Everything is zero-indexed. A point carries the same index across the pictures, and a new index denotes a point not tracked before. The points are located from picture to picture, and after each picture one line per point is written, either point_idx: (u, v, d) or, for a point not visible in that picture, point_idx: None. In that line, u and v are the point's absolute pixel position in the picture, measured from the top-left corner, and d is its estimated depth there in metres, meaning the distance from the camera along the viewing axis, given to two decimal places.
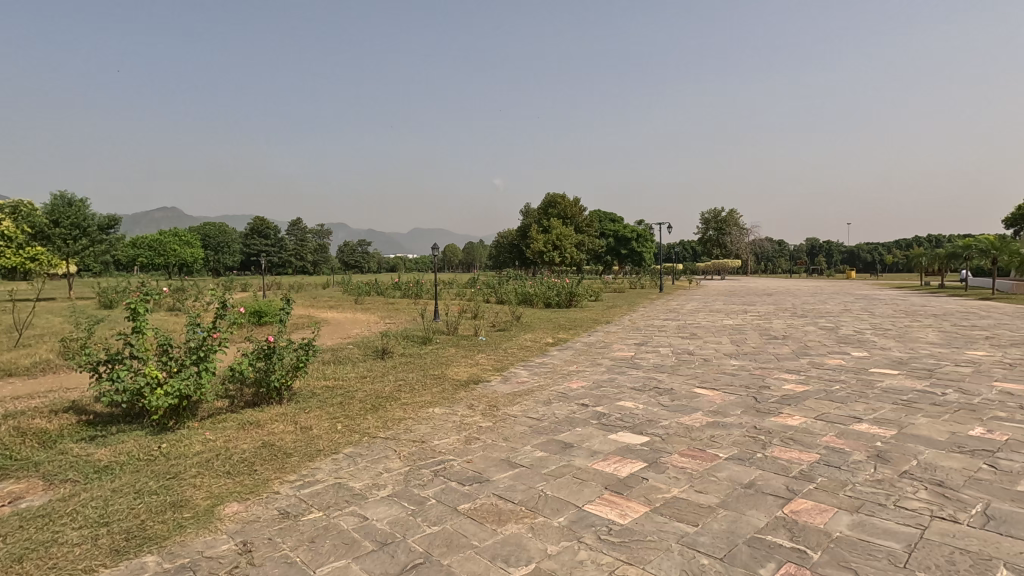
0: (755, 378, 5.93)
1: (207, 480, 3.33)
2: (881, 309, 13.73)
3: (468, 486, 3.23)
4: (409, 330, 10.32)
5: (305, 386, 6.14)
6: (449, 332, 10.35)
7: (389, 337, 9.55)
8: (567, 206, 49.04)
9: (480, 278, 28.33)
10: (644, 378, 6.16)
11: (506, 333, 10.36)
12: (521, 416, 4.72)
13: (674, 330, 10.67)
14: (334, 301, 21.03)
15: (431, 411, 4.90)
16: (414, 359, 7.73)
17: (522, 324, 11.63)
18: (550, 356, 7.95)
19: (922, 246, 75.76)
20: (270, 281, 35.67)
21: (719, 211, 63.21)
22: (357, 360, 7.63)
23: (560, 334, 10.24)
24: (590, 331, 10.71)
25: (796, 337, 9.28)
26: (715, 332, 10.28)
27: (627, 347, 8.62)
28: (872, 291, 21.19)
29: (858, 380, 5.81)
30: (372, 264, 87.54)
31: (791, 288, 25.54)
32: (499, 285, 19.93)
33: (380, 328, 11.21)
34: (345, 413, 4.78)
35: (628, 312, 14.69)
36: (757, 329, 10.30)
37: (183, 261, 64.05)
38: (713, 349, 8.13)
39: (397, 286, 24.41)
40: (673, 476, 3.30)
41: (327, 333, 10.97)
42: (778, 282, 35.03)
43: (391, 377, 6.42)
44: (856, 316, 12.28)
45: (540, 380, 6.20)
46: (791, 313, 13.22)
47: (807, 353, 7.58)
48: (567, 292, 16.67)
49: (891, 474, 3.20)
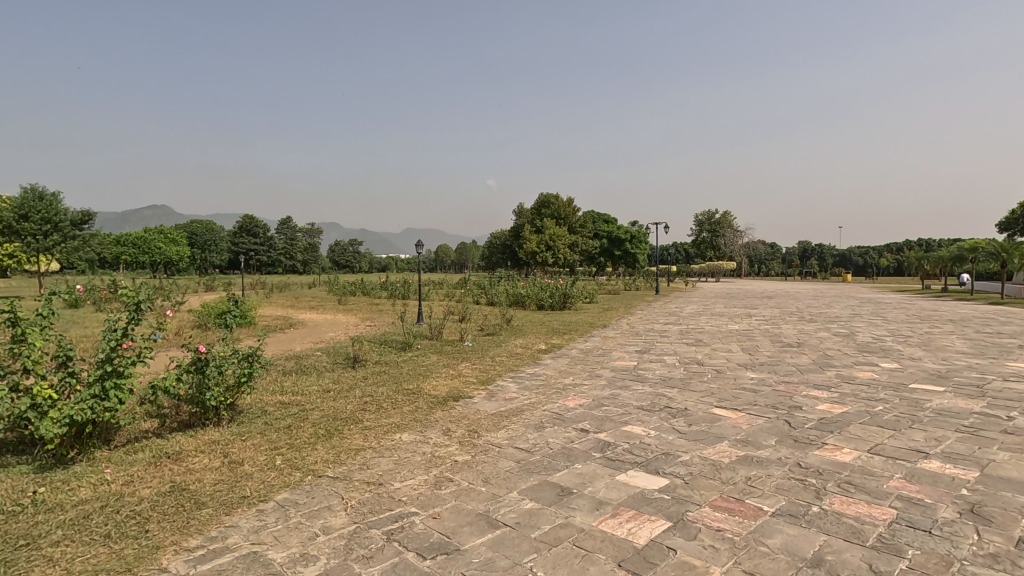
0: (782, 396, 5.09)
1: (70, 551, 2.41)
2: (893, 314, 12.94)
3: (429, 560, 2.35)
4: (390, 334, 9.44)
5: (256, 403, 5.19)
6: (432, 336, 9.48)
7: (365, 341, 8.65)
8: (561, 206, 48.25)
9: (470, 278, 27.46)
10: (652, 394, 5.30)
11: (495, 338, 9.50)
12: (507, 446, 3.85)
13: (677, 336, 9.85)
14: (316, 301, 20.10)
15: (397, 440, 4.00)
16: (390, 368, 6.84)
17: (513, 328, 10.78)
18: (543, 366, 7.08)
19: (915, 250, 75.61)
20: (255, 279, 34.63)
21: (713, 212, 62.64)
22: (323, 370, 6.72)
23: (553, 339, 9.39)
24: (586, 336, 9.87)
25: (813, 344, 8.46)
26: (722, 337, 9.47)
27: (628, 355, 7.78)
28: (876, 294, 20.51)
29: (902, 399, 4.98)
30: (363, 264, 86.37)
31: (790, 290, 24.75)
32: (489, 286, 19.06)
33: (358, 331, 10.33)
34: (289, 443, 3.85)
35: (625, 315, 13.88)
36: (767, 336, 9.48)
37: (169, 260, 62.72)
38: (724, 358, 7.30)
39: (384, 285, 23.50)
40: (708, 544, 2.44)
41: (300, 337, 10.09)
42: (774, 284, 34.36)
43: (357, 393, 5.52)
44: (869, 322, 11.50)
45: (532, 396, 5.34)
46: (799, 318, 12.43)
47: (831, 364, 6.76)
48: (561, 294, 15.85)
49: (1005, 545, 2.36)
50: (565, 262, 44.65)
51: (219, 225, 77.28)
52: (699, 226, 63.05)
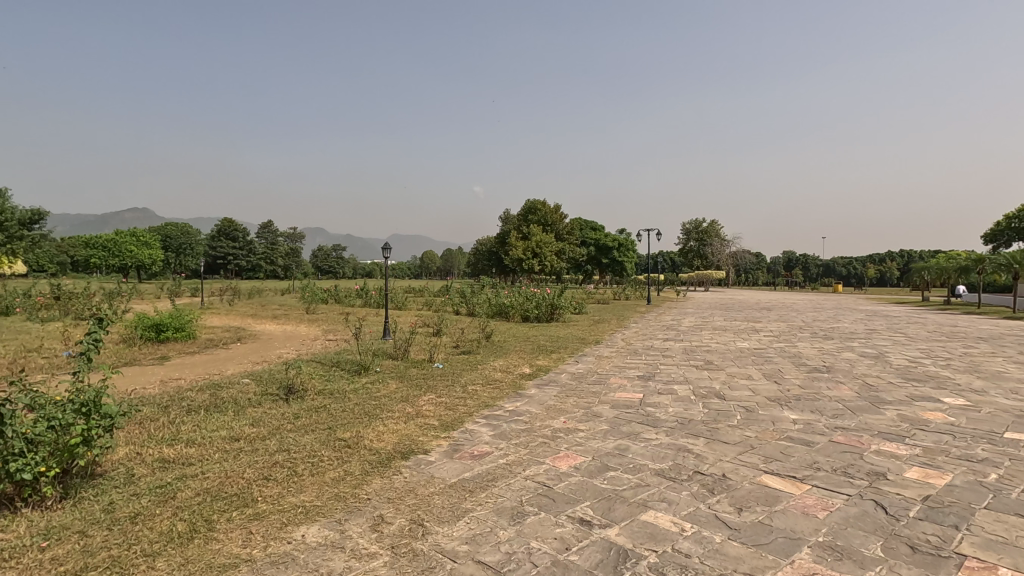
0: (852, 455, 3.73)
1: None
2: (913, 331, 11.76)
3: None
4: (346, 353, 7.97)
5: (124, 465, 3.68)
6: (395, 357, 8.02)
7: (312, 365, 7.17)
8: (548, 213, 47.05)
9: (452, 287, 25.99)
10: (672, 449, 3.93)
11: (470, 358, 8.07)
12: (464, 559, 2.44)
13: (682, 356, 8.49)
14: (283, 309, 18.53)
15: (296, 546, 2.56)
16: (331, 404, 5.38)
17: (493, 345, 9.38)
18: (527, 398, 5.68)
19: (900, 261, 75.68)
20: (225, 285, 32.73)
21: (701, 221, 61.88)
22: (244, 406, 5.23)
23: (539, 361, 8.03)
24: (578, 357, 8.48)
25: (846, 371, 7.13)
26: (735, 359, 8.13)
27: (630, 383, 6.40)
28: (880, 307, 19.46)
29: (1012, 459, 3.66)
30: (346, 270, 84.41)
31: (789, 301, 23.52)
32: (470, 294, 17.64)
33: (311, 349, 8.84)
34: (111, 556, 2.38)
35: (618, 329, 12.55)
36: (788, 358, 8.17)
37: (142, 263, 60.32)
38: (747, 389, 5.95)
39: (358, 293, 21.96)
40: None
41: (242, 354, 8.59)
42: (767, 295, 33.29)
43: (274, 445, 4.04)
44: (893, 340, 10.26)
45: (509, 452, 3.95)
46: (813, 335, 11.17)
47: (884, 400, 5.43)
48: (548, 304, 14.52)
49: None
50: (552, 270, 43.39)
51: (195, 228, 74.89)
52: (686, 234, 62.20)
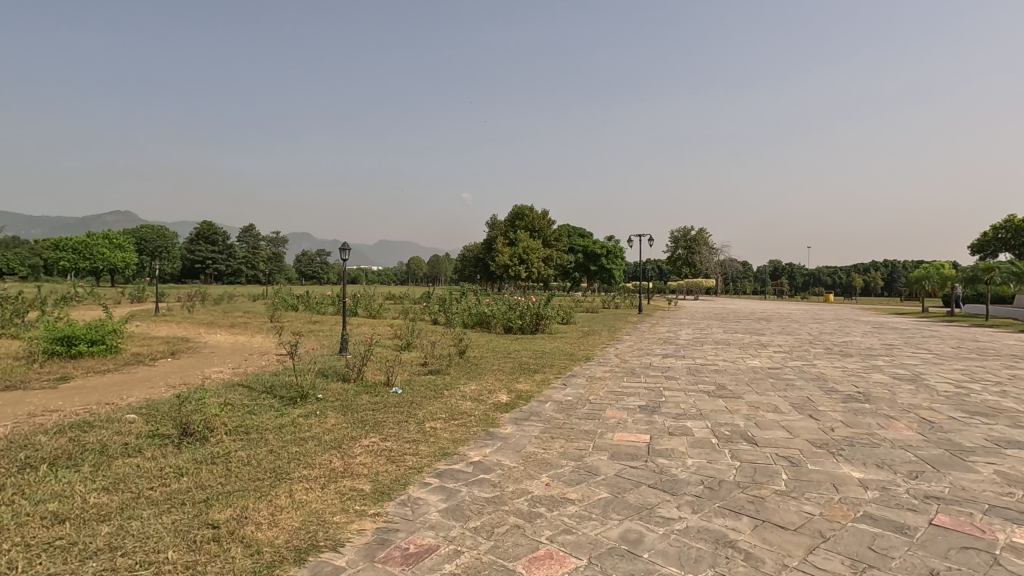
0: (982, 559, 2.44)
1: None
2: (935, 347, 10.65)
3: None
4: (286, 374, 6.60)
5: None
6: (345, 381, 6.66)
7: (238, 391, 5.78)
8: (535, 219, 45.78)
9: (434, 293, 24.64)
10: (707, 543, 2.62)
11: (437, 382, 6.74)
12: None
13: (688, 379, 7.22)
14: (245, 318, 16.99)
15: None
16: (236, 453, 4.01)
17: (468, 364, 8.04)
18: (499, 442, 4.35)
19: (887, 272, 75.81)
20: (195, 290, 31.06)
21: (690, 230, 61.18)
22: (112, 457, 3.83)
23: (520, 384, 6.72)
24: (566, 380, 7.17)
25: (889, 400, 5.90)
26: (750, 383, 6.88)
27: (631, 418, 5.10)
28: (884, 319, 18.45)
29: None
30: (329, 276, 82.50)
31: (786, 313, 22.51)
32: (450, 302, 16.31)
33: (248, 367, 7.44)
34: None
35: (611, 342, 11.30)
36: (811, 382, 6.95)
37: (114, 266, 57.87)
38: (781, 429, 4.67)
39: (331, 300, 20.46)
40: None
41: (165, 373, 7.17)
42: (760, 305, 32.28)
43: (102, 534, 2.65)
44: (920, 358, 9.10)
45: (463, 547, 2.61)
46: (828, 351, 9.99)
47: (962, 445, 4.19)
48: (532, 314, 13.23)
49: None
50: (540, 277, 42.25)
51: (173, 230, 72.61)
52: (675, 242, 61.48)
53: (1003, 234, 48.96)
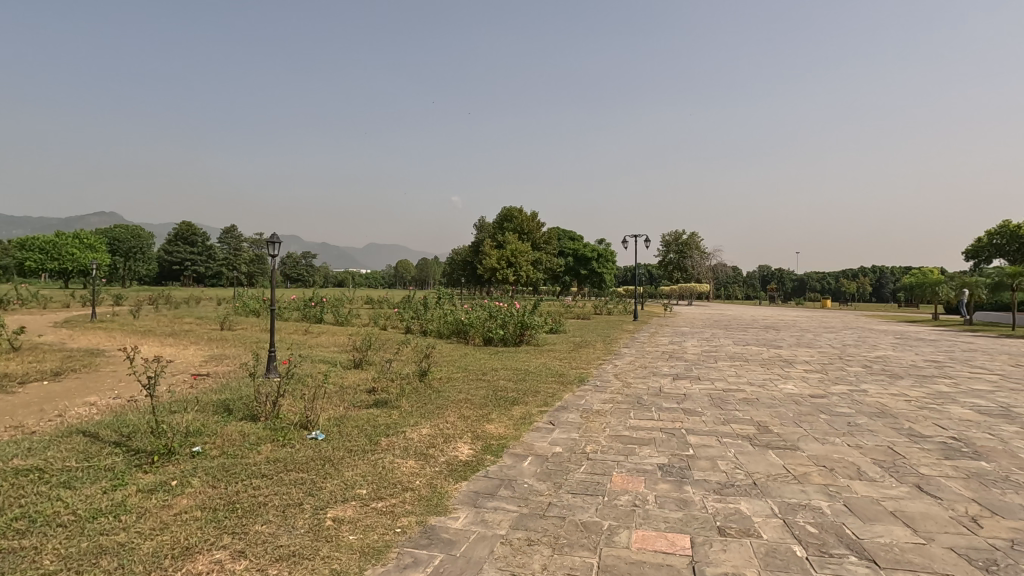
0: None
1: None
2: (990, 364, 9.01)
3: None
4: (164, 411, 4.74)
5: None
6: (249, 423, 4.82)
7: (70, 445, 3.92)
8: (523, 221, 44.11)
9: (413, 298, 22.79)
10: None
11: (378, 424, 4.94)
12: None
13: (714, 416, 5.46)
14: (192, 325, 15.00)
15: None
16: None
17: (427, 391, 6.25)
18: (437, 562, 2.54)
19: (876, 278, 75.27)
20: (158, 293, 28.87)
21: (682, 234, 59.80)
22: None
23: (492, 426, 4.91)
24: (553, 417, 5.38)
25: (1008, 454, 4.19)
26: (800, 424, 5.13)
27: (653, 498, 3.32)
28: (902, 328, 16.89)
29: None
30: (313, 278, 80.25)
31: (791, 320, 20.89)
32: (424, 308, 14.47)
33: (128, 397, 5.57)
34: None
35: (608, 358, 9.51)
36: (880, 422, 5.21)
37: (83, 268, 55.09)
38: (896, 523, 2.91)
39: (296, 304, 18.56)
40: None
41: (10, 407, 5.28)
42: (760, 311, 30.61)
43: None
44: (987, 380, 7.44)
45: None
46: (869, 371, 8.31)
47: None
48: (515, 323, 11.48)
49: None
50: (529, 281, 40.50)
51: (149, 231, 69.95)
52: (666, 246, 60.08)
53: (999, 240, 47.89)
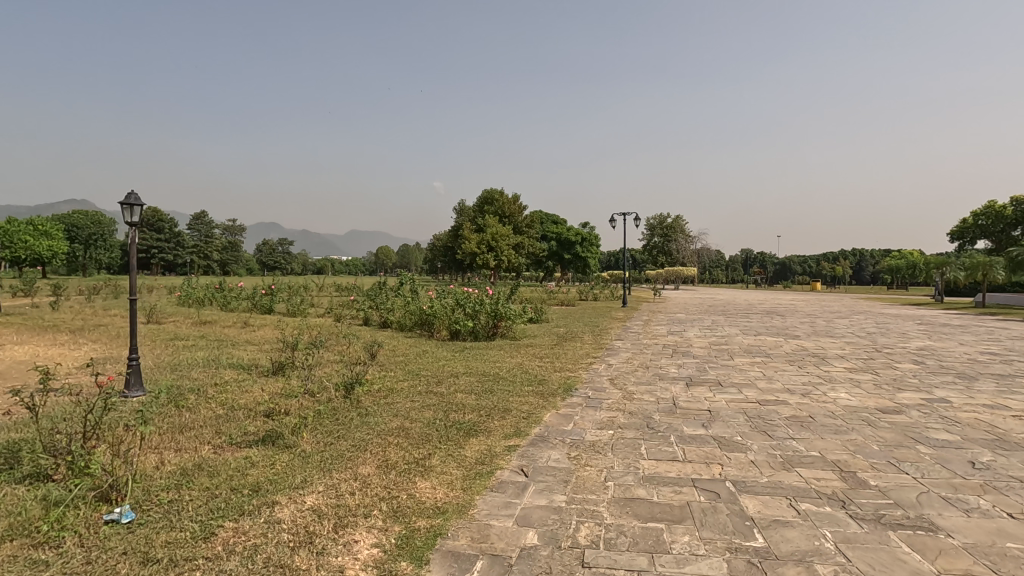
0: None
1: None
2: None
3: None
4: None
5: None
6: (17, 494, 2.87)
7: None
8: (504, 204, 42.04)
9: (383, 285, 20.78)
10: None
11: (241, 487, 3.03)
12: None
13: (767, 454, 3.65)
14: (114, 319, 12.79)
15: None
16: None
17: (347, 416, 4.36)
18: None
19: (859, 259, 74.90)
20: (106, 282, 26.32)
21: (666, 217, 58.29)
22: None
23: (424, 488, 3.03)
24: (528, 461, 3.52)
25: None
26: (902, 467, 3.35)
27: None
28: (916, 313, 15.37)
29: None
30: (288, 266, 77.37)
31: (791, 304, 19.33)
32: (384, 295, 12.49)
33: None
34: None
35: (602, 356, 7.68)
36: (1015, 460, 3.46)
37: (38, 257, 51.62)
38: None
39: (246, 293, 16.45)
40: None
41: None
42: (752, 295, 29.12)
43: None
44: None
45: None
46: (926, 369, 6.62)
47: None
48: (487, 313, 9.63)
49: None
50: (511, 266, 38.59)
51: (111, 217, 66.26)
52: (650, 230, 58.47)
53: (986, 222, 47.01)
